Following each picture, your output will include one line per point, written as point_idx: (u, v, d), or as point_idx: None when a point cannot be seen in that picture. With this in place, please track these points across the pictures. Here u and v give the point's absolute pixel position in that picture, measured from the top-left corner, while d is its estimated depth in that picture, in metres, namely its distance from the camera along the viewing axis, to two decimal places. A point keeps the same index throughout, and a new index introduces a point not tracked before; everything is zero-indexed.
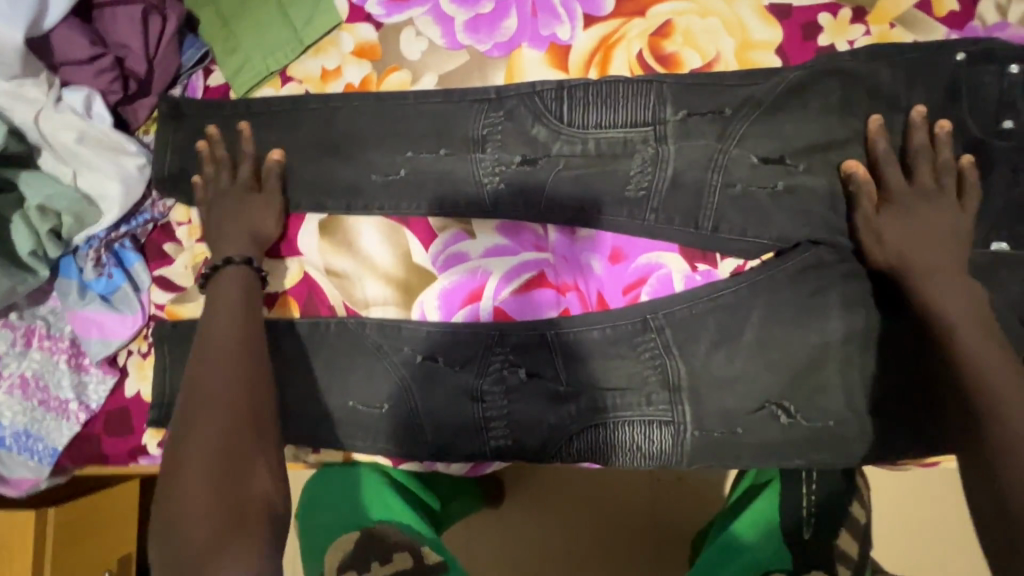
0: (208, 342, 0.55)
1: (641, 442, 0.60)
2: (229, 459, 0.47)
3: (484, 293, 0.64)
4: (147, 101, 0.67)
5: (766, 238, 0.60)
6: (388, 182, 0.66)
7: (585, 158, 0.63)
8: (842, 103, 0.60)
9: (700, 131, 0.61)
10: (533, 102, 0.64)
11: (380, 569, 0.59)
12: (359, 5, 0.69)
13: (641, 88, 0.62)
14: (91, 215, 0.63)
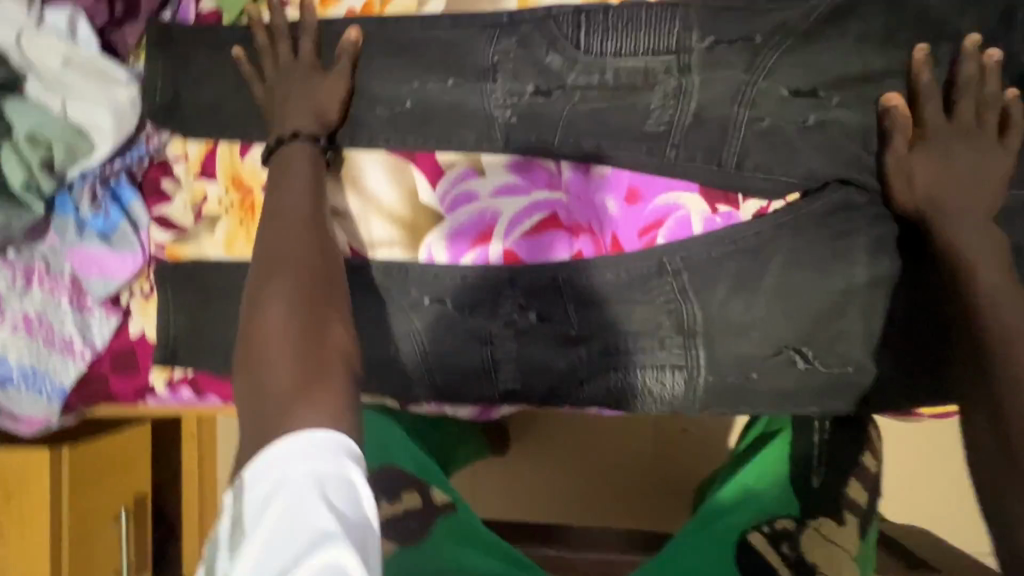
0: (279, 211, 0.53)
1: (653, 388, 0.59)
2: (305, 308, 0.47)
3: (493, 233, 0.62)
4: (133, 27, 0.64)
5: (793, 177, 0.56)
6: (393, 115, 0.62)
7: (603, 90, 0.59)
8: (882, 29, 0.55)
9: (728, 60, 0.56)
10: (547, 28, 0.59)
11: (389, 507, 0.60)
12: None
13: (665, 12, 0.57)
14: (83, 147, 0.61)
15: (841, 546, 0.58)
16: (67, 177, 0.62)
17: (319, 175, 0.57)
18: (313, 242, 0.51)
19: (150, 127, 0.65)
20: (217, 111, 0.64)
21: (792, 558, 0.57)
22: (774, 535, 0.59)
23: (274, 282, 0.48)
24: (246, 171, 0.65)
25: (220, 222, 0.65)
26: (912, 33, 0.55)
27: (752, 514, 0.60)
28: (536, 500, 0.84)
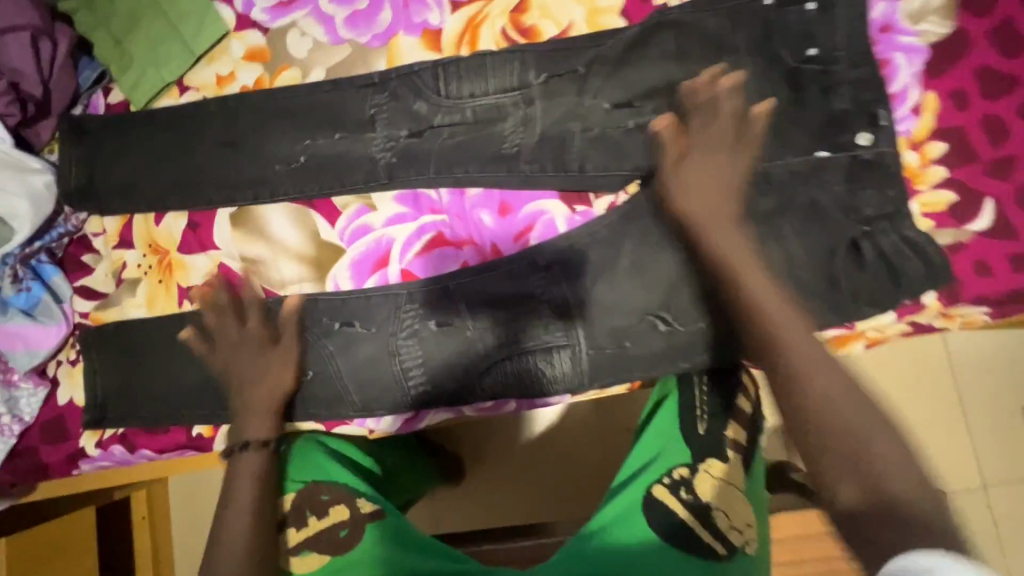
0: (224, 537, 0.55)
1: (546, 369, 0.67)
2: (260, 511, 0.57)
3: (390, 258, 0.70)
4: (48, 122, 0.71)
5: (628, 173, 0.67)
6: (288, 168, 0.71)
7: (465, 126, 0.70)
8: (674, 50, 0.69)
9: (562, 90, 0.69)
10: (412, 81, 0.71)
11: (319, 522, 0.63)
12: (245, 13, 0.75)
13: (507, 59, 0.70)
14: (5, 233, 0.68)
15: (733, 481, 0.65)
16: None
17: (268, 486, 0.59)
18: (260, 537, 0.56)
19: (68, 209, 0.72)
20: (130, 187, 0.72)
21: (690, 502, 0.63)
22: (674, 483, 0.65)
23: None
24: (162, 235, 0.72)
25: (141, 283, 0.72)
26: (697, 52, 0.69)
27: (654, 470, 0.66)
28: (488, 503, 0.90)
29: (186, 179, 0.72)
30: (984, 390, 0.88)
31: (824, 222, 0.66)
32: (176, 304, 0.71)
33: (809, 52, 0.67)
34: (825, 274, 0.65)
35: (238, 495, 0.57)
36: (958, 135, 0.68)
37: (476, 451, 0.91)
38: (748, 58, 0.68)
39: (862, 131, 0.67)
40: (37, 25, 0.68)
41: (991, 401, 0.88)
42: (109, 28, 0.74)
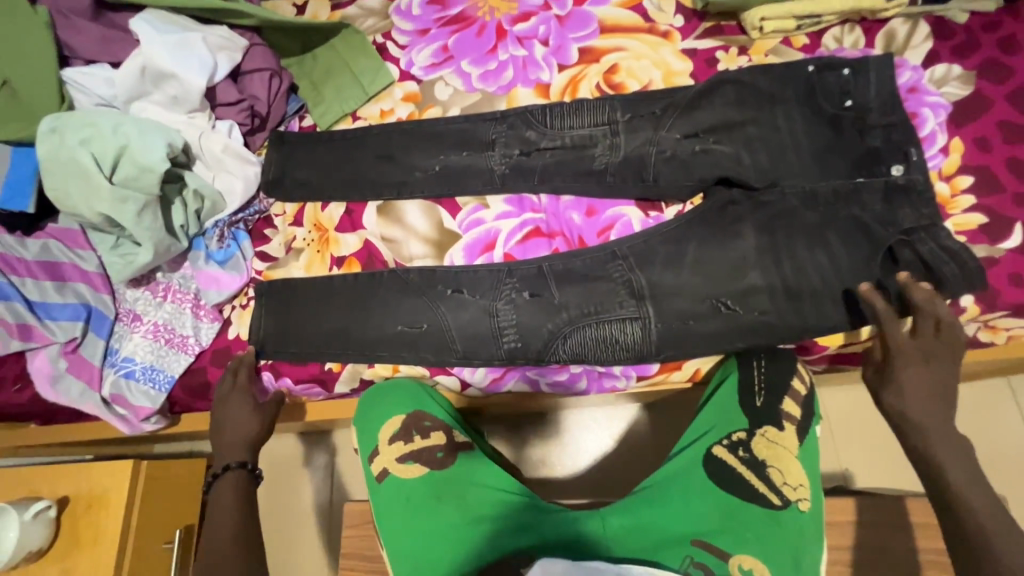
0: (213, 525, 0.72)
1: (617, 336, 0.80)
2: (246, 513, 0.73)
3: (496, 244, 0.88)
4: (263, 134, 0.98)
5: (694, 187, 0.85)
6: (425, 175, 0.94)
7: (564, 149, 0.90)
8: (735, 99, 0.87)
9: (642, 126, 0.88)
10: (525, 117, 0.93)
11: (423, 440, 0.80)
12: (406, 70, 1.02)
13: (600, 103, 0.90)
14: (221, 204, 0.91)
15: (784, 445, 0.78)
16: (206, 224, 0.91)
17: (246, 497, 0.75)
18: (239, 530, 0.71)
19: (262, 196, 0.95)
20: (308, 180, 0.95)
21: (747, 459, 0.77)
22: (732, 444, 0.78)
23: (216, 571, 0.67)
24: (326, 218, 0.94)
25: (304, 251, 0.92)
26: (755, 101, 0.86)
27: (715, 434, 0.79)
28: (540, 487, 1.14)
29: (348, 179, 0.95)
30: (994, 431, 1.06)
31: (864, 232, 0.77)
32: (329, 269, 0.91)
33: (846, 104, 0.83)
34: (868, 277, 0.76)
35: (223, 498, 0.74)
36: (983, 172, 0.80)
37: (535, 449, 1.16)
38: (796, 106, 0.85)
39: (895, 163, 0.81)
40: (274, 67, 0.97)
41: (1002, 442, 1.05)
42: (311, 77, 1.01)
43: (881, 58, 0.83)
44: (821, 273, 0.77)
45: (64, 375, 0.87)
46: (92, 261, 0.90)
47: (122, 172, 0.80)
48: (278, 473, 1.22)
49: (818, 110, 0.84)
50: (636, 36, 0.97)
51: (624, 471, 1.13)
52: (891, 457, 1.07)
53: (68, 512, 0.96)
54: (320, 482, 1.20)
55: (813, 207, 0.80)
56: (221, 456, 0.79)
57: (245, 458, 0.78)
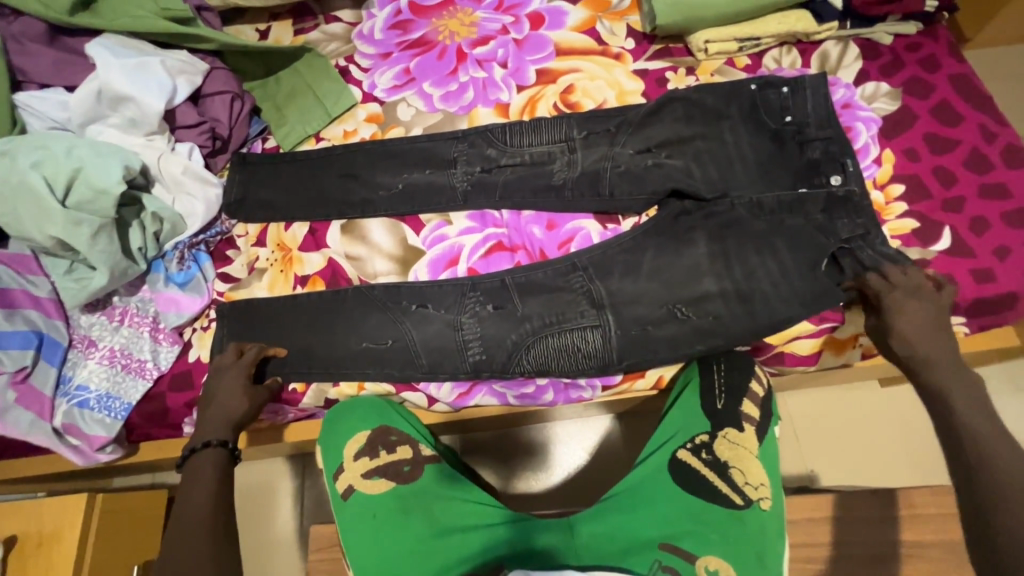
0: (185, 514, 0.66)
1: (580, 343, 0.82)
2: (219, 500, 0.68)
3: (460, 258, 0.90)
4: (225, 155, 0.98)
5: (648, 199, 0.88)
6: (388, 193, 0.95)
7: (524, 165, 0.93)
8: (682, 113, 0.91)
9: (597, 142, 0.92)
10: (486, 136, 0.95)
11: (388, 455, 0.80)
12: (369, 92, 1.05)
13: (558, 122, 0.93)
14: (182, 226, 0.90)
15: (744, 445, 0.80)
16: (165, 247, 0.90)
17: (224, 480, 0.71)
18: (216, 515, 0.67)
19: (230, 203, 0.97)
20: (271, 200, 0.95)
21: (710, 461, 0.79)
22: (696, 448, 0.80)
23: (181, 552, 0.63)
24: (289, 238, 0.94)
25: (267, 271, 0.92)
26: (704, 116, 0.90)
27: (679, 439, 0.81)
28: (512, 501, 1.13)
29: (311, 197, 0.95)
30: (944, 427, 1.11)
31: (809, 237, 0.81)
32: (292, 287, 0.91)
33: (786, 119, 0.88)
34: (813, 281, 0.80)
35: (202, 476, 0.70)
36: (913, 180, 0.86)
37: (506, 463, 1.16)
38: (742, 121, 0.89)
39: (834, 173, 0.86)
40: (234, 90, 0.97)
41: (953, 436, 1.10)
42: (274, 100, 1.02)
43: (816, 79, 0.88)
44: (773, 277, 0.80)
45: (12, 406, 0.84)
46: (44, 288, 0.88)
47: (76, 195, 0.78)
48: (251, 502, 1.18)
49: (761, 124, 0.88)
50: (591, 58, 1.02)
51: (596, 485, 1.14)
52: (855, 455, 1.11)
53: (16, 551, 0.92)
54: (297, 508, 1.17)
55: (759, 217, 0.84)
56: (201, 430, 0.75)
57: (227, 437, 0.75)
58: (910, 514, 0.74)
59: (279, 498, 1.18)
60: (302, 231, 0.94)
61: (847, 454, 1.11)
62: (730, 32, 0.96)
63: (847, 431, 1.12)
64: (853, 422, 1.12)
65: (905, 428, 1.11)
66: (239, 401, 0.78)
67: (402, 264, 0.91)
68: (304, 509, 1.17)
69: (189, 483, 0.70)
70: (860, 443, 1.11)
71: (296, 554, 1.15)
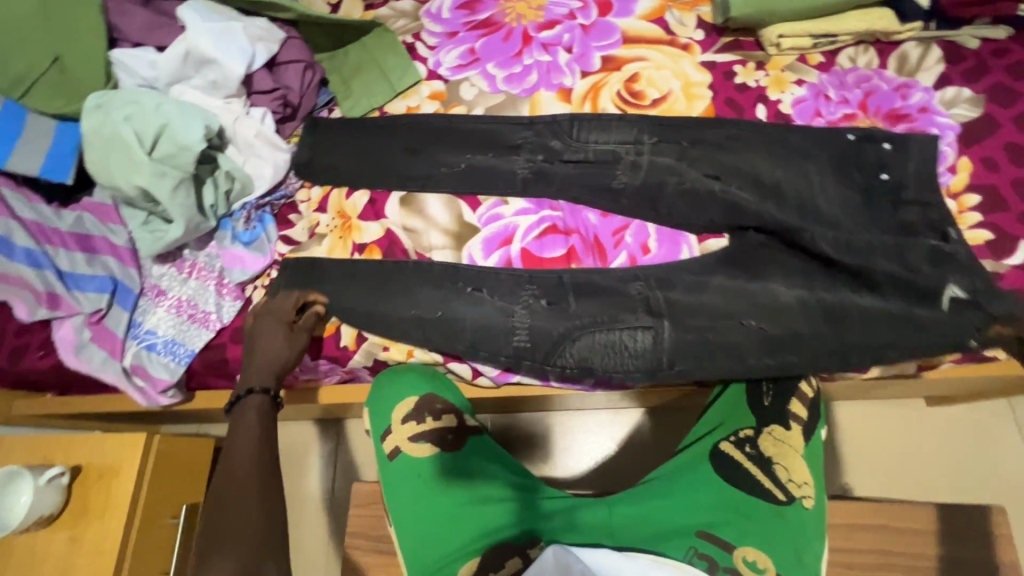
0: (230, 452, 0.69)
1: (628, 345, 0.83)
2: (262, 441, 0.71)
3: (514, 238, 0.91)
4: (293, 122, 1.01)
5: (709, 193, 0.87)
6: (451, 171, 0.97)
7: (586, 161, 0.94)
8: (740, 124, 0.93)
9: (668, 149, 0.93)
10: (554, 126, 0.96)
11: (434, 422, 0.81)
12: (434, 70, 1.06)
13: (627, 124, 0.95)
14: (250, 187, 0.94)
15: (790, 443, 0.79)
16: (233, 206, 0.94)
17: (267, 423, 0.73)
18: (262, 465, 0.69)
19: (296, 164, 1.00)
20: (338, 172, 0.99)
21: (753, 455, 0.78)
22: (740, 441, 0.79)
23: (230, 505, 0.65)
24: (349, 206, 0.97)
25: (327, 236, 0.95)
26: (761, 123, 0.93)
27: (722, 432, 0.80)
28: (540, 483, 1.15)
29: (374, 168, 0.98)
30: (997, 449, 1.07)
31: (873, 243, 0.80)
32: (349, 254, 0.94)
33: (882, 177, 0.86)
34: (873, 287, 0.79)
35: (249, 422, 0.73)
36: (990, 191, 0.83)
37: (533, 445, 1.17)
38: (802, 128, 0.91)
39: (905, 180, 0.84)
40: (307, 60, 1.01)
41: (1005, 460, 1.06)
42: (341, 72, 1.05)
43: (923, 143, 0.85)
44: (832, 280, 0.81)
45: (87, 344, 0.90)
46: (121, 236, 0.94)
47: (161, 149, 0.83)
48: (288, 461, 1.23)
49: (831, 136, 0.89)
50: (657, 47, 1.01)
51: (625, 475, 1.14)
52: (900, 469, 1.08)
53: (79, 480, 0.98)
54: (333, 470, 1.22)
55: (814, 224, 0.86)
56: (247, 376, 0.77)
57: (269, 385, 0.76)
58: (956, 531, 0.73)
59: (315, 459, 1.23)
60: (362, 198, 0.97)
61: (899, 468, 1.08)
62: (806, 28, 0.94)
63: (894, 444, 1.09)
64: (899, 435, 1.09)
65: (963, 446, 1.08)
66: (281, 350, 0.80)
67: (456, 240, 0.93)
68: (340, 470, 1.22)
69: (238, 431, 0.72)
70: (915, 458, 1.08)
71: (329, 513, 1.20)
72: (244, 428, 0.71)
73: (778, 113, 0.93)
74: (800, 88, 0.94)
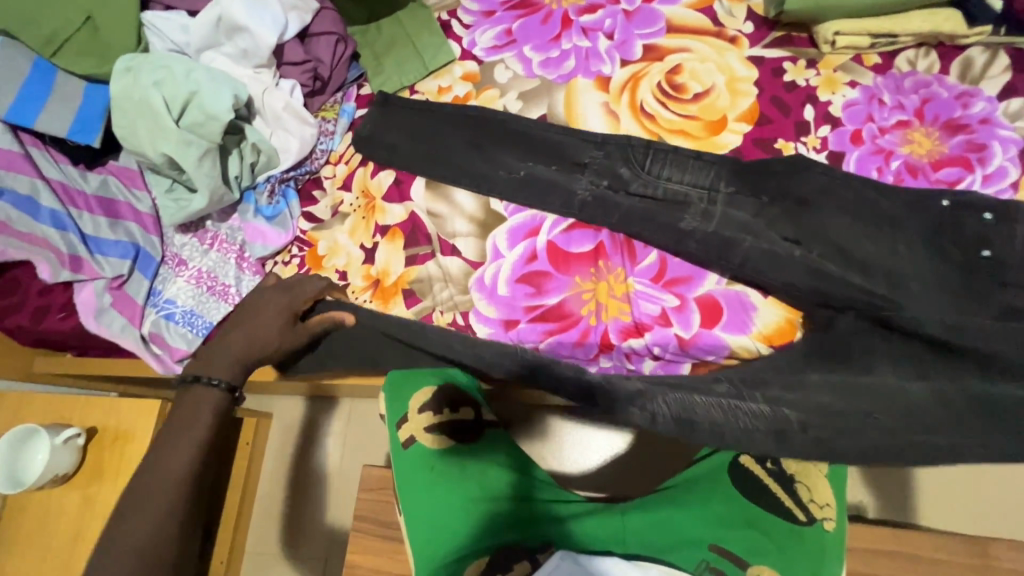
0: (163, 448, 0.67)
1: (720, 420, 0.64)
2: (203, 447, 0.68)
3: (540, 230, 0.88)
4: (322, 96, 1.00)
5: (750, 193, 0.83)
6: (508, 176, 0.91)
7: (655, 200, 0.85)
8: (785, 125, 0.89)
9: (744, 202, 0.82)
10: (626, 150, 0.89)
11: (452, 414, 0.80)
12: (468, 49, 1.03)
13: (707, 165, 0.85)
14: (276, 160, 0.93)
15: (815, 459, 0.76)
16: (258, 179, 0.93)
17: (216, 426, 0.70)
18: (190, 471, 0.66)
19: (324, 139, 0.98)
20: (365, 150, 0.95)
21: (774, 472, 0.76)
22: (761, 455, 0.77)
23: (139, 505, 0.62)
24: (374, 186, 0.95)
25: (350, 216, 0.94)
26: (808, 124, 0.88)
27: None
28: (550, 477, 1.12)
29: (399, 148, 0.95)
30: None
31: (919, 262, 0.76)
32: (372, 235, 0.92)
33: (982, 252, 0.74)
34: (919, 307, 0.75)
35: (194, 423, 0.69)
36: None
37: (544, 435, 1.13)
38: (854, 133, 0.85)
39: (979, 202, 0.75)
40: (341, 32, 0.98)
41: None
42: (373, 47, 1.03)
43: None
44: (884, 296, 0.74)
45: (107, 309, 0.89)
46: (146, 203, 0.94)
47: (189, 117, 0.81)
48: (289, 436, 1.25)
49: (922, 201, 0.78)
50: (703, 38, 0.97)
51: (636, 477, 1.10)
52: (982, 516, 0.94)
53: (94, 442, 0.99)
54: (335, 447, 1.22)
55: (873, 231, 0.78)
56: (211, 362, 0.74)
57: (233, 382, 0.73)
58: (979, 564, 0.71)
59: (320, 433, 1.24)
60: (387, 179, 0.95)
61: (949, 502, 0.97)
62: (866, 25, 0.88)
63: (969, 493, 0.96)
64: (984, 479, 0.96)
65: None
66: (273, 336, 0.78)
67: (481, 228, 0.90)
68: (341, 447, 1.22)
69: (181, 428, 0.68)
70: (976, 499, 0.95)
71: (331, 488, 1.21)
72: (181, 429, 0.68)
73: (828, 115, 0.88)
74: (853, 90, 0.89)
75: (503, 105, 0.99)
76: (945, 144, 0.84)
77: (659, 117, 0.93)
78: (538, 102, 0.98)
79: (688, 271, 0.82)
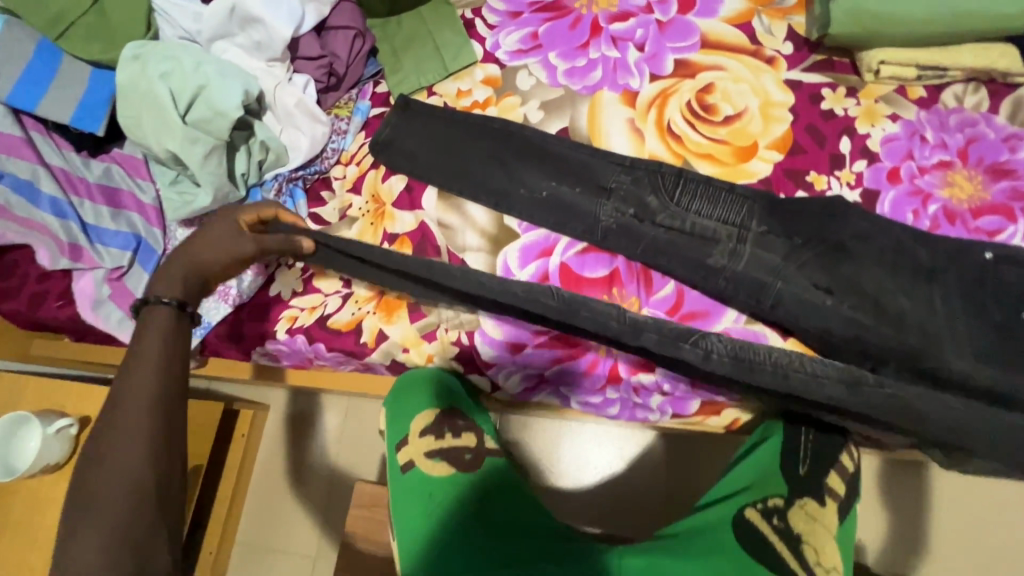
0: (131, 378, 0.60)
1: (797, 363, 0.72)
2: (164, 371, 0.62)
3: (554, 251, 0.85)
4: (337, 93, 0.95)
5: (777, 229, 0.79)
6: (530, 195, 0.87)
7: (686, 234, 0.81)
8: (820, 156, 0.84)
9: (775, 245, 0.79)
10: (655, 177, 0.84)
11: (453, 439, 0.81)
12: (491, 52, 0.99)
13: (738, 200, 0.81)
14: (284, 159, 0.89)
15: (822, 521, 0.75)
16: (265, 176, 0.89)
17: (180, 337, 0.65)
18: (162, 425, 0.59)
19: (337, 138, 0.94)
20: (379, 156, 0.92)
21: (781, 528, 0.73)
22: (766, 510, 0.75)
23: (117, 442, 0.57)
24: (384, 191, 0.91)
25: (358, 221, 0.90)
26: (844, 158, 0.84)
27: (748, 495, 0.77)
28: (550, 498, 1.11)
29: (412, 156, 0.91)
30: None
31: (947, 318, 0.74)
32: (379, 243, 0.89)
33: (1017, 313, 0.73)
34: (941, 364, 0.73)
35: (144, 352, 0.62)
36: None
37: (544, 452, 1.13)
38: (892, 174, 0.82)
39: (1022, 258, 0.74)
40: (359, 28, 0.95)
41: None
42: (391, 41, 0.99)
43: None
44: (903, 347, 0.73)
45: (105, 300, 0.88)
46: (149, 193, 0.90)
47: (196, 113, 0.78)
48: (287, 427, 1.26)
49: (963, 249, 0.76)
50: (738, 57, 0.92)
51: (635, 501, 1.09)
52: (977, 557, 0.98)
53: (89, 430, 0.98)
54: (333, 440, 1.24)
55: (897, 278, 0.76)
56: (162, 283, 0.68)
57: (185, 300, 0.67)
58: None
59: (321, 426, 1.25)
60: (399, 184, 0.91)
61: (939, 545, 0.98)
62: (914, 56, 0.84)
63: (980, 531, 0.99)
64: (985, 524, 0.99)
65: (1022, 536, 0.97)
66: (225, 250, 0.72)
67: (493, 244, 0.87)
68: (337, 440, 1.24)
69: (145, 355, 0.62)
70: (962, 541, 0.98)
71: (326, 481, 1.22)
72: (140, 367, 0.61)
73: (865, 149, 0.84)
74: (894, 124, 0.85)
75: (523, 114, 0.95)
76: (989, 189, 0.79)
77: (686, 138, 0.89)
78: (560, 114, 0.94)
79: (705, 307, 0.79)
